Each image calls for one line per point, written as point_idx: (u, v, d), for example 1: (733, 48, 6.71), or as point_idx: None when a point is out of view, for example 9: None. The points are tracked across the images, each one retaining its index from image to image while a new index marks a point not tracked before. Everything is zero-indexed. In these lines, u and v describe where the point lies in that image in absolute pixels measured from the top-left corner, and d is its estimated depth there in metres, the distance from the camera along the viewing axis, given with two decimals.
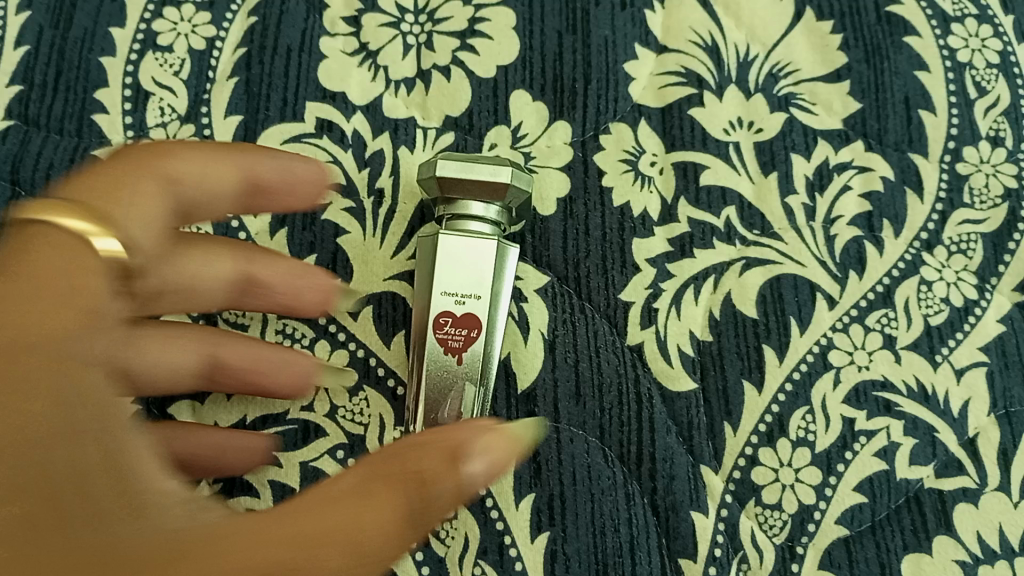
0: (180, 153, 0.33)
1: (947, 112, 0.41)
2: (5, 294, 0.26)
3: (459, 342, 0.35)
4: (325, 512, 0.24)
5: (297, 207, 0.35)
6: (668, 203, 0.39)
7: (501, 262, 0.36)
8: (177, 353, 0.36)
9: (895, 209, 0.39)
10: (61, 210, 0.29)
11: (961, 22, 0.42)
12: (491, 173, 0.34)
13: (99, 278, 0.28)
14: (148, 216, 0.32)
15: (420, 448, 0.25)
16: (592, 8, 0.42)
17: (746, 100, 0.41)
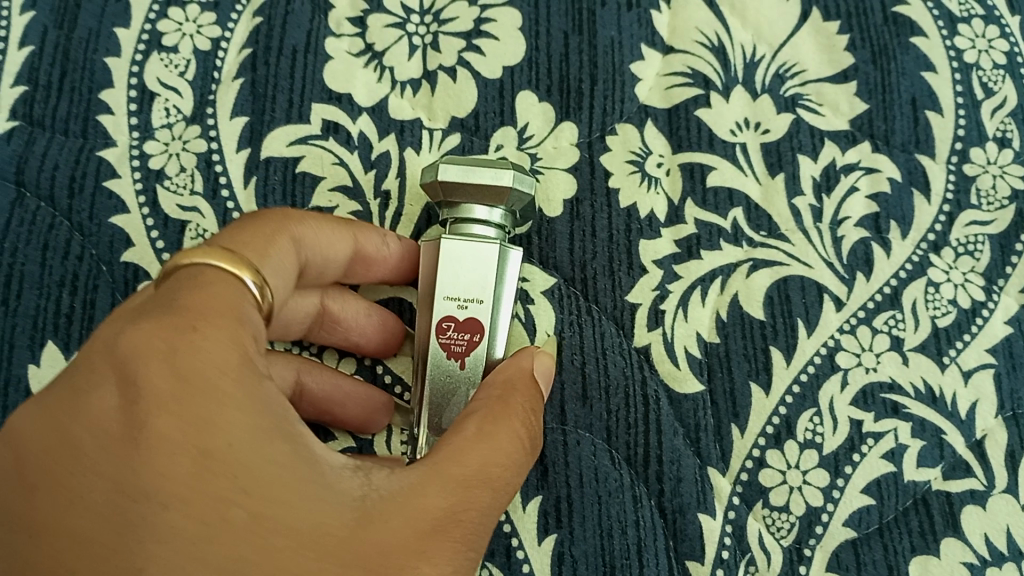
0: (307, 221, 0.33)
1: (954, 113, 0.41)
2: (178, 326, 0.25)
3: (461, 346, 0.35)
4: (464, 458, 0.27)
5: (383, 275, 0.37)
6: (675, 204, 0.39)
7: (504, 265, 0.35)
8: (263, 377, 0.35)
9: (902, 210, 0.39)
10: (220, 256, 0.28)
11: (967, 22, 0.42)
12: (493, 177, 0.33)
13: (253, 312, 0.27)
14: (285, 272, 0.30)
15: (508, 393, 0.30)
16: (598, 9, 0.42)
17: (753, 100, 0.41)
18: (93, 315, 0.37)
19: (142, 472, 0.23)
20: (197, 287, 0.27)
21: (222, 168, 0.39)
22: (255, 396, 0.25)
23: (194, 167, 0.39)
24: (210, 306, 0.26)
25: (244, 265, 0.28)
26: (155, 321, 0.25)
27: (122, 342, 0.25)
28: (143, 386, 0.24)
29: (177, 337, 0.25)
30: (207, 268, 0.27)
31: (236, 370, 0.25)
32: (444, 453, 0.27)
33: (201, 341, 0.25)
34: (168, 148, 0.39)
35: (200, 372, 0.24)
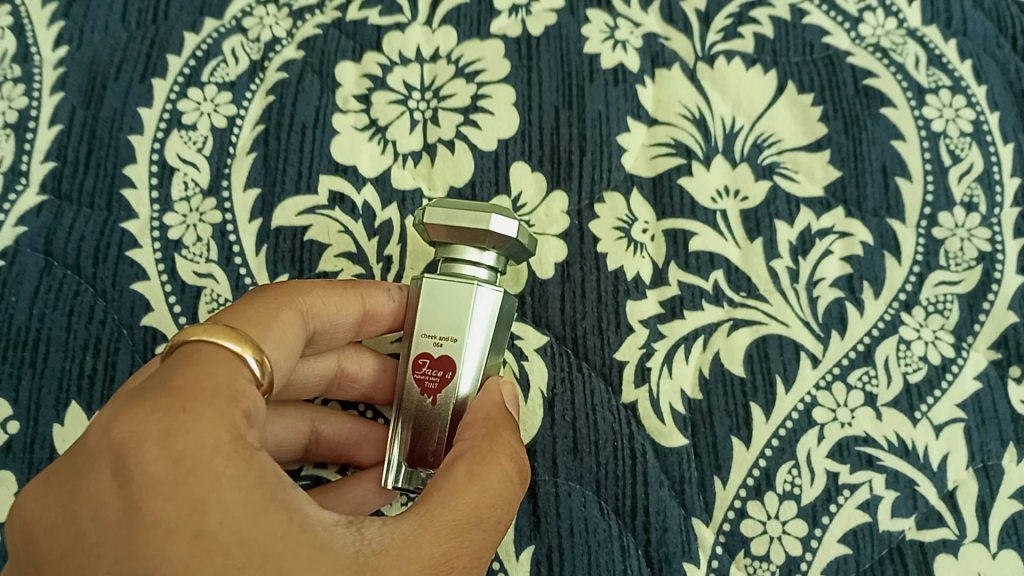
0: (313, 291, 0.35)
1: (923, 179, 0.44)
2: (171, 406, 0.26)
3: (433, 383, 0.36)
4: (454, 501, 0.28)
5: (389, 330, 0.38)
6: (659, 267, 0.42)
7: (480, 307, 0.35)
8: (286, 432, 0.38)
9: (875, 271, 0.42)
10: (221, 334, 0.30)
11: (935, 93, 0.45)
12: (473, 222, 0.33)
13: (248, 385, 0.29)
14: (291, 341, 0.32)
15: (492, 437, 0.32)
16: (587, 85, 0.45)
17: (733, 168, 0.43)
18: (115, 376, 0.39)
19: (140, 557, 0.24)
20: (193, 369, 0.28)
21: (236, 236, 0.41)
22: (245, 469, 0.26)
23: (210, 237, 0.41)
24: (203, 387, 0.27)
25: (245, 341, 0.30)
26: (147, 404, 0.27)
27: (113, 426, 0.26)
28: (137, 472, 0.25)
29: (168, 419, 0.26)
30: (211, 345, 0.29)
31: (225, 447, 0.26)
32: (434, 500, 0.28)
33: (191, 422, 0.26)
34: (186, 220, 0.42)
35: (189, 453, 0.25)
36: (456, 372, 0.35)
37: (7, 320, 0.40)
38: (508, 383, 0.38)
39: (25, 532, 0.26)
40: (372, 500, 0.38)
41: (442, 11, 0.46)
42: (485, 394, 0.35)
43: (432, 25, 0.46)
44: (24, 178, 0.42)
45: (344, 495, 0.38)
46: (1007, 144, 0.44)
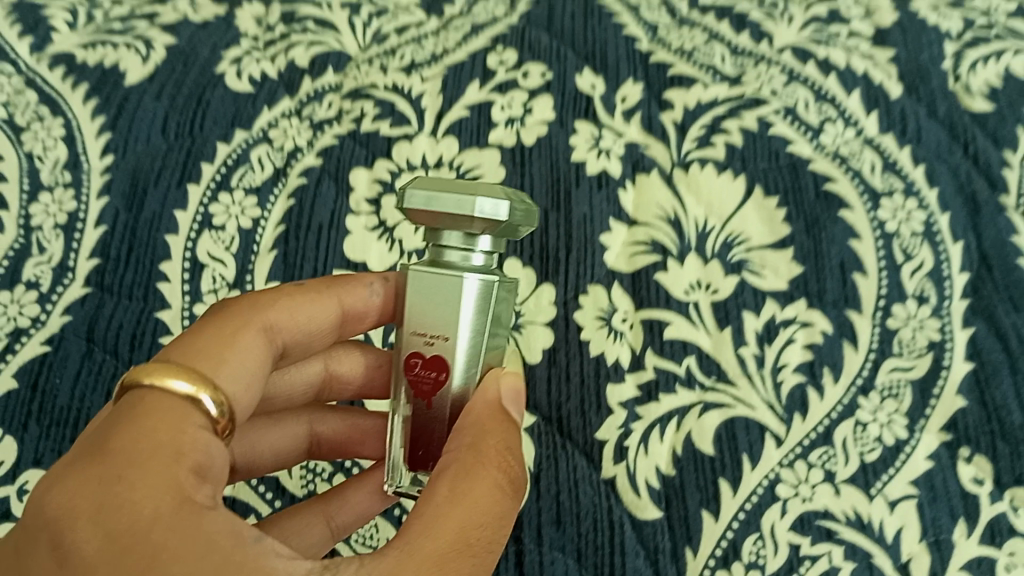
0: (276, 305, 0.36)
1: (877, 274, 0.48)
2: (116, 476, 0.27)
3: (429, 384, 0.36)
4: (436, 531, 0.28)
5: (371, 324, 0.40)
6: (637, 353, 0.46)
7: (468, 303, 0.34)
8: (290, 436, 0.44)
9: (834, 357, 0.46)
10: (169, 378, 0.30)
11: (889, 196, 0.51)
12: (455, 206, 0.31)
13: (199, 429, 0.30)
14: (257, 361, 0.34)
15: (482, 450, 0.32)
16: (573, 189, 0.50)
17: (704, 264, 0.48)
18: None
19: None
20: (134, 422, 0.29)
21: None
22: (192, 533, 0.26)
23: None
24: (145, 445, 0.28)
25: (198, 382, 0.31)
26: (83, 476, 0.28)
27: (59, 502, 0.28)
28: (77, 552, 0.27)
29: (103, 493, 0.27)
30: (158, 389, 0.30)
31: (169, 514, 0.27)
32: (415, 532, 0.28)
33: (129, 492, 0.27)
34: None
35: (132, 527, 0.26)
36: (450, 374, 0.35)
37: (52, 399, 0.46)
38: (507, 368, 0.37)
39: None
40: (372, 503, 0.44)
41: (446, 123, 0.52)
42: (477, 396, 0.34)
43: (437, 135, 0.52)
44: (70, 273, 0.48)
45: (348, 501, 0.43)
46: (957, 242, 0.49)
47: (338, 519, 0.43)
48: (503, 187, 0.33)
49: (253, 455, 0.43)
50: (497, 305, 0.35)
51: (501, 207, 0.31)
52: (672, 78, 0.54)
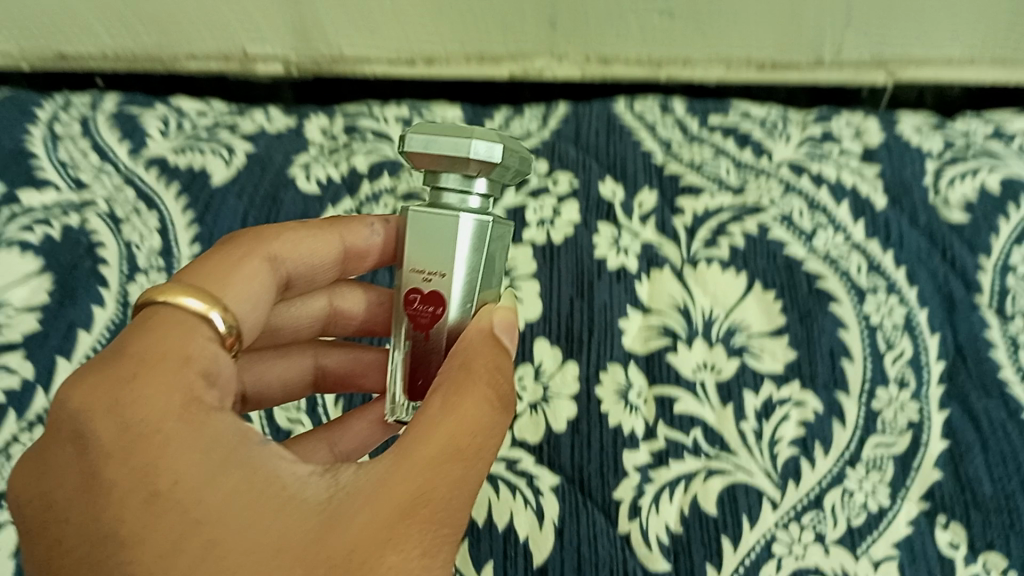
0: (282, 239, 0.45)
1: (863, 361, 0.55)
2: (133, 382, 0.34)
3: (427, 318, 0.41)
4: (429, 436, 0.34)
5: (370, 262, 0.50)
6: (650, 424, 0.52)
7: (462, 240, 0.39)
8: (297, 365, 0.53)
9: (824, 433, 0.52)
10: (181, 299, 0.38)
11: (873, 293, 0.58)
12: (448, 146, 0.37)
13: (206, 341, 0.37)
14: (264, 283, 0.43)
15: (474, 372, 0.37)
16: (595, 281, 0.58)
17: (710, 348, 0.55)
18: None
19: (111, 511, 0.31)
20: (146, 335, 0.36)
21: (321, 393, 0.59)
22: (203, 432, 0.33)
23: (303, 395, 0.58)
24: (161, 356, 0.35)
25: (210, 303, 0.39)
26: (104, 378, 0.34)
27: (79, 404, 0.34)
28: (93, 442, 0.33)
29: (117, 391, 0.34)
30: (172, 305, 0.38)
31: (180, 415, 0.33)
32: (408, 439, 0.34)
33: (141, 391, 0.33)
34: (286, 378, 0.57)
35: (144, 423, 0.33)
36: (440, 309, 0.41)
37: None
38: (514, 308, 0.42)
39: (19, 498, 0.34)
40: (372, 432, 0.52)
41: None
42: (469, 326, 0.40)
43: None
44: None
45: (349, 430, 0.52)
46: (934, 335, 0.56)
47: (339, 445, 0.51)
48: (496, 133, 0.39)
49: (263, 380, 0.52)
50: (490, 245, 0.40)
51: (491, 151, 0.37)
52: (684, 187, 0.64)
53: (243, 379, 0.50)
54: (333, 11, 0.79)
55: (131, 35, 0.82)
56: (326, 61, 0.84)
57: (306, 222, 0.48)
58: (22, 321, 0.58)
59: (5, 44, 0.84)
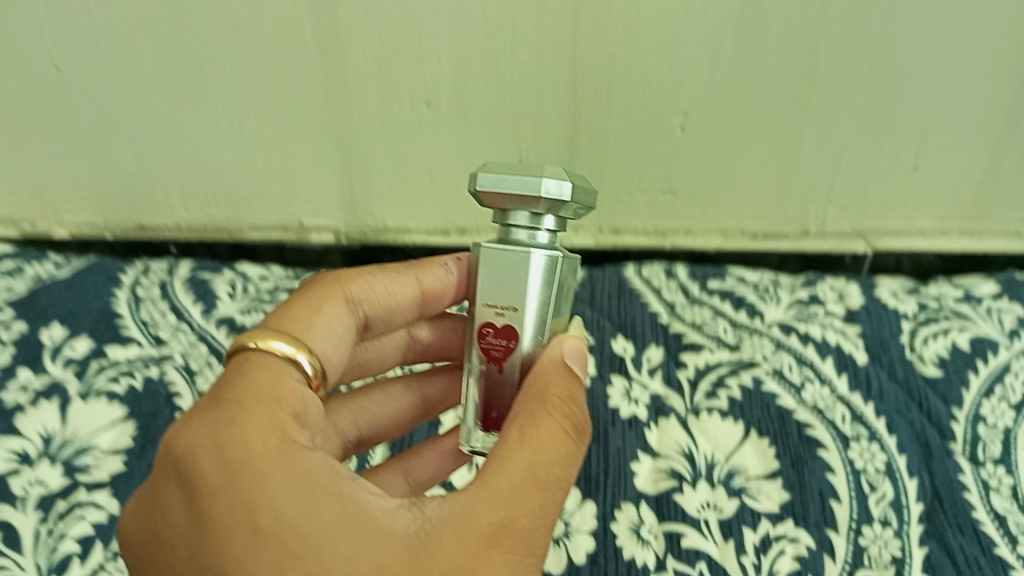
0: (359, 283, 0.55)
1: (849, 501, 0.62)
2: (234, 430, 0.40)
3: (500, 351, 0.50)
4: (507, 472, 0.41)
5: (446, 299, 0.59)
6: (660, 557, 0.59)
7: (535, 277, 0.47)
8: (398, 401, 0.65)
9: (817, 566, 0.58)
10: (272, 349, 0.46)
11: (857, 440, 0.65)
12: (521, 189, 0.45)
13: (293, 382, 0.45)
14: (343, 325, 0.53)
15: (546, 409, 0.44)
16: (610, 428, 0.67)
17: (712, 490, 0.63)
18: None
19: (220, 540, 0.37)
20: (243, 383, 0.44)
21: None
22: (297, 468, 0.39)
23: None
24: (260, 405, 0.42)
25: (298, 348, 0.47)
26: (210, 421, 0.41)
27: (187, 450, 0.40)
28: (201, 479, 0.39)
29: (222, 437, 0.40)
30: (265, 353, 0.46)
31: (276, 456, 0.39)
32: (490, 475, 0.41)
33: (244, 433, 0.40)
34: None
35: (244, 464, 0.39)
36: (518, 339, 0.49)
37: None
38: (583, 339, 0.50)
39: (141, 536, 0.41)
40: (444, 461, 0.65)
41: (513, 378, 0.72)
42: (542, 358, 0.47)
43: None
44: None
45: (423, 462, 0.64)
46: (912, 478, 0.63)
47: (414, 476, 0.63)
48: (564, 172, 0.46)
49: (373, 424, 0.63)
50: (559, 282, 0.48)
51: (563, 190, 0.44)
52: (687, 343, 0.74)
53: (357, 427, 0.62)
54: (382, 191, 0.92)
55: (204, 210, 0.95)
56: (371, 232, 0.96)
57: (386, 265, 0.57)
58: (109, 463, 0.66)
59: (93, 217, 0.97)
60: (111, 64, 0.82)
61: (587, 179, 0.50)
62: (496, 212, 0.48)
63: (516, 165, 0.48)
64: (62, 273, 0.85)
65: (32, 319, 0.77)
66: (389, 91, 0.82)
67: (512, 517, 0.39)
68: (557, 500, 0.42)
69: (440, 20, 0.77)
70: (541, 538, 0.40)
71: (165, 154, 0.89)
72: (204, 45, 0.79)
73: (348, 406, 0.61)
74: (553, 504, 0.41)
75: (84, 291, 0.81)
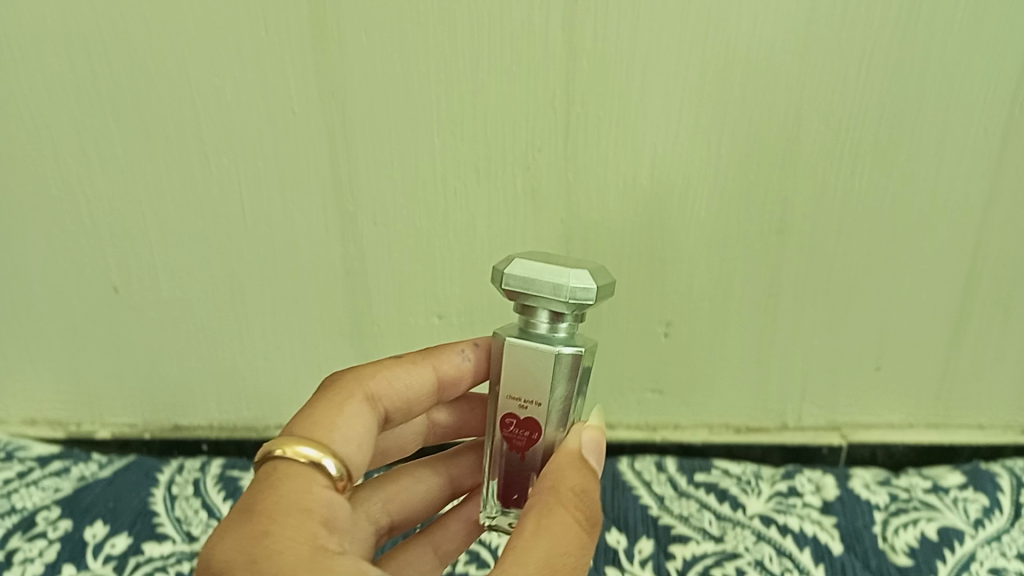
0: (374, 378, 0.60)
1: None
2: (265, 541, 0.45)
3: (522, 441, 0.58)
4: (526, 557, 0.45)
5: (463, 383, 0.65)
6: None
7: (555, 374, 0.54)
8: (422, 486, 0.72)
9: None
10: (293, 457, 0.51)
11: None
12: (551, 293, 0.52)
13: (320, 488, 0.50)
14: (363, 421, 0.57)
15: (560, 503, 0.49)
16: None
17: None
18: None
19: None
20: (273, 493, 0.48)
21: None
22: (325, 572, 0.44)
23: None
24: (292, 515, 0.47)
25: (319, 454, 0.52)
26: (243, 536, 0.45)
27: (221, 561, 0.45)
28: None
29: (252, 547, 0.44)
30: (287, 463, 0.51)
31: (305, 562, 0.44)
32: (510, 562, 0.45)
33: (275, 543, 0.44)
34: None
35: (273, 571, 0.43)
36: (540, 430, 0.57)
37: None
38: (601, 425, 0.56)
39: None
40: (465, 535, 0.73)
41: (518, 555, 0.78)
42: (562, 449, 0.53)
43: None
44: None
45: (450, 530, 0.72)
46: None
47: (441, 549, 0.72)
48: (585, 269, 0.53)
49: (403, 509, 0.70)
50: (582, 374, 0.55)
51: (589, 296, 0.51)
52: (675, 535, 0.80)
53: (388, 513, 0.69)
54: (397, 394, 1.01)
55: (234, 409, 1.04)
56: None
57: (402, 357, 0.64)
58: None
59: (133, 417, 1.06)
60: (165, 285, 0.94)
61: (600, 266, 0.56)
62: (521, 307, 0.55)
63: (539, 261, 0.54)
64: (104, 472, 0.95)
65: (77, 517, 0.85)
66: (405, 307, 0.93)
67: None
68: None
69: (452, 250, 0.89)
70: None
71: (205, 361, 1.00)
72: (248, 270, 0.92)
73: (378, 493, 0.69)
74: None
75: (124, 492, 0.90)
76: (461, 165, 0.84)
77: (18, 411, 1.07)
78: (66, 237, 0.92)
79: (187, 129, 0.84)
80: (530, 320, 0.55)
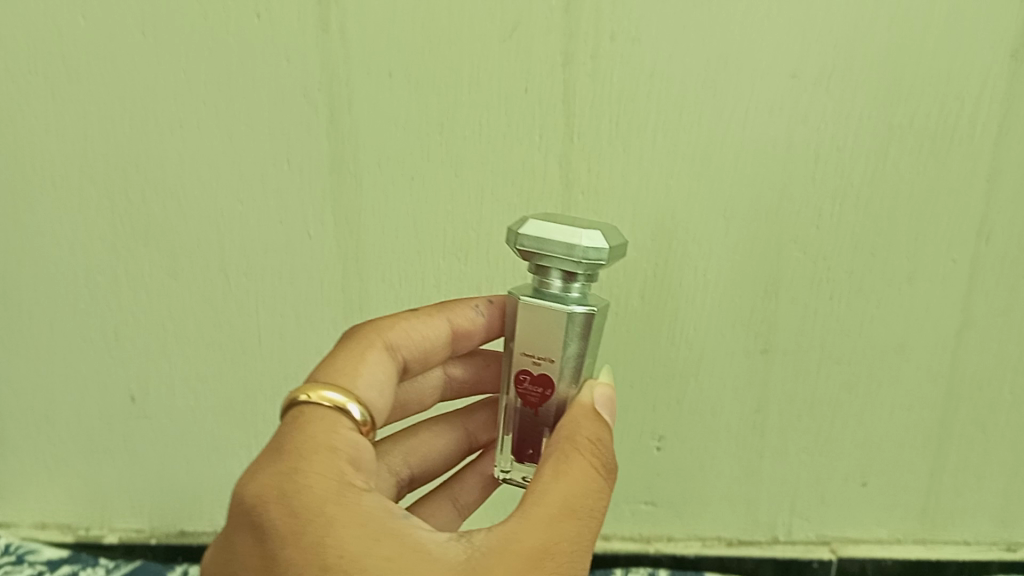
0: (393, 332, 0.66)
1: None
2: (296, 480, 0.51)
3: (536, 396, 0.62)
4: (548, 501, 0.51)
5: (477, 340, 0.71)
6: None
7: (568, 332, 0.59)
8: (439, 442, 0.79)
9: None
10: (317, 404, 0.57)
11: None
12: (565, 253, 0.56)
13: (346, 428, 0.56)
14: (384, 368, 0.63)
15: (575, 451, 0.54)
16: None
17: None
18: None
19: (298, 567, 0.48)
20: (302, 432, 0.54)
21: None
22: (356, 508, 0.50)
23: None
24: (321, 452, 0.53)
25: (344, 398, 0.58)
26: (276, 472, 0.52)
27: (260, 494, 0.51)
28: (271, 524, 0.50)
29: (288, 484, 0.51)
30: (314, 407, 0.57)
31: (336, 496, 0.50)
32: (534, 505, 0.51)
33: (307, 479, 0.51)
34: None
35: (308, 506, 0.49)
36: (552, 387, 0.62)
37: None
38: (609, 385, 0.62)
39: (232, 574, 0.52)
40: (475, 493, 0.81)
41: None
42: (576, 402, 0.59)
43: None
44: None
45: (465, 488, 0.81)
46: None
47: (459, 502, 0.80)
48: (597, 231, 0.57)
49: (422, 464, 0.78)
50: (594, 332, 0.60)
51: (600, 255, 0.56)
52: None
53: (407, 467, 0.76)
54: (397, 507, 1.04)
55: None
56: None
57: (419, 311, 0.69)
58: None
59: (142, 523, 1.09)
60: (180, 395, 0.99)
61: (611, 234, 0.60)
62: (535, 268, 0.60)
63: (552, 222, 0.59)
64: None
65: None
66: None
67: (552, 538, 0.50)
68: (587, 527, 0.52)
69: None
70: (580, 558, 0.50)
71: (215, 467, 1.03)
72: (261, 381, 0.97)
73: (399, 447, 0.76)
74: (590, 529, 0.52)
75: None
76: (465, 285, 0.90)
77: (31, 516, 1.10)
78: (92, 348, 0.97)
79: (211, 252, 0.90)
80: (543, 280, 0.60)
